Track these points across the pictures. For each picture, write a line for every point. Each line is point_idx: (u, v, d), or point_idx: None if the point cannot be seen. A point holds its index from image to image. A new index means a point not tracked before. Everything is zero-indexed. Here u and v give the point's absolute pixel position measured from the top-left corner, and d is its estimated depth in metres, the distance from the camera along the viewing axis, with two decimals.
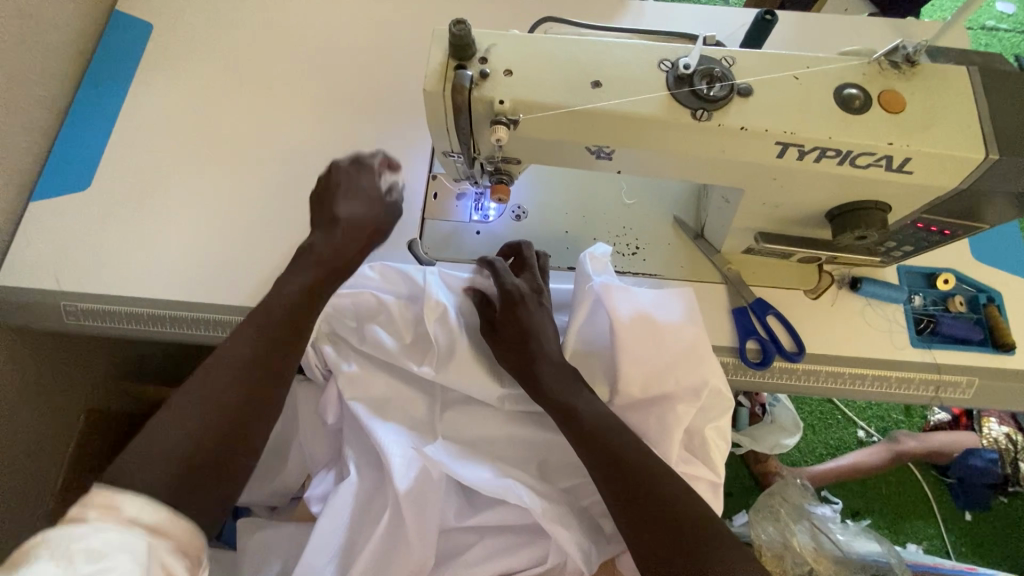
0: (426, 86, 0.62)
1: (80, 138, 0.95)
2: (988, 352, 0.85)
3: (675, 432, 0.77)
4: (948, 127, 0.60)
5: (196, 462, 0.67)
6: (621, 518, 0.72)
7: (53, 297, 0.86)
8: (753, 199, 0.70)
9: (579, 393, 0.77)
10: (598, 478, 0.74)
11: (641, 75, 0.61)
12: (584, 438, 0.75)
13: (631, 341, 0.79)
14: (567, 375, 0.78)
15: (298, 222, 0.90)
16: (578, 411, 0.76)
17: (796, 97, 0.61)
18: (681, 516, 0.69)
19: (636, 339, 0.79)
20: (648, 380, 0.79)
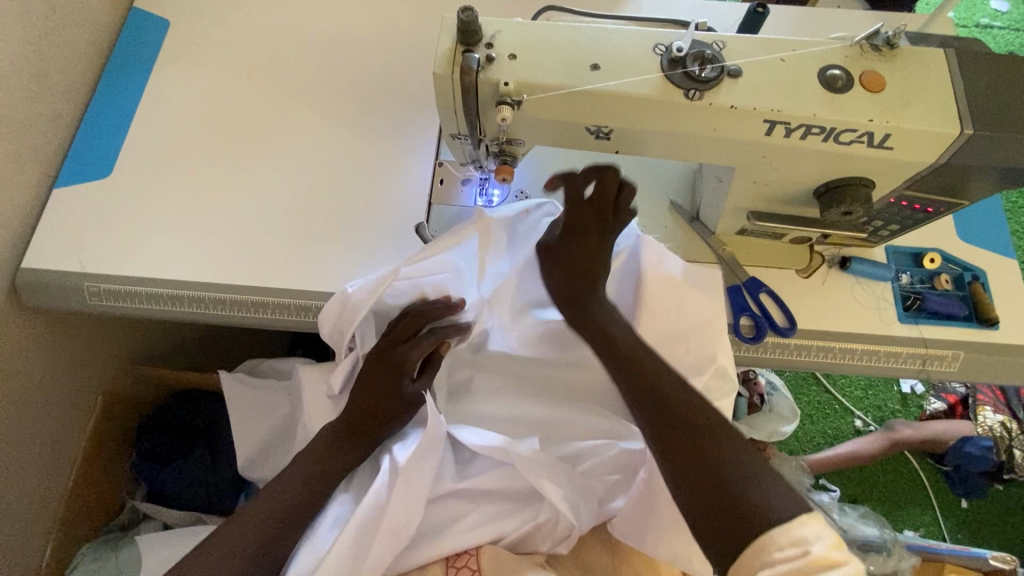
0: (436, 70, 0.66)
1: (100, 127, 0.99)
2: (973, 327, 0.89)
3: None
4: (926, 105, 0.64)
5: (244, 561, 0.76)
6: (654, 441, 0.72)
7: (76, 278, 0.90)
8: (744, 177, 0.74)
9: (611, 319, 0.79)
10: (634, 404, 0.74)
11: (637, 58, 0.65)
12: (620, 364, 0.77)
13: (655, 299, 0.82)
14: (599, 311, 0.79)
15: (311, 207, 0.94)
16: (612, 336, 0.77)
17: (783, 78, 0.65)
18: (709, 439, 0.69)
19: (660, 297, 0.82)
20: (662, 343, 0.83)
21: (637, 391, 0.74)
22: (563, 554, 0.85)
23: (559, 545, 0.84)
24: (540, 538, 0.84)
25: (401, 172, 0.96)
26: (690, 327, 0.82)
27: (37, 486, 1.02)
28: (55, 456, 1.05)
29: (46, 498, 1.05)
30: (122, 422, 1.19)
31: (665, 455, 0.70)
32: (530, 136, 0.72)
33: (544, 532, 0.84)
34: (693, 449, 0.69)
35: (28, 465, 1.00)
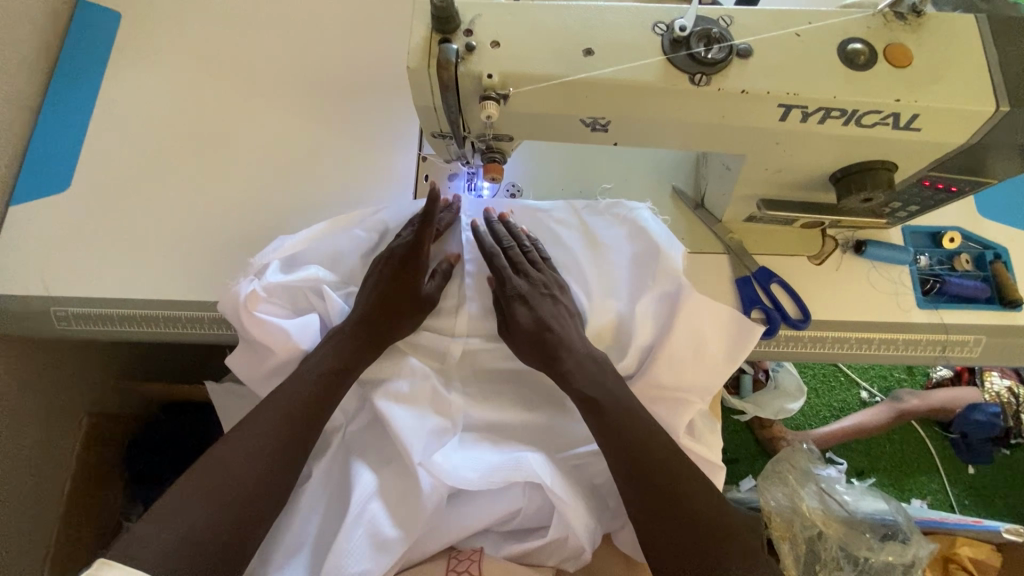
0: (410, 64, 0.59)
1: (54, 136, 0.91)
2: (995, 309, 0.84)
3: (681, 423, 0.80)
4: (957, 80, 0.58)
5: (212, 539, 0.64)
6: (639, 520, 0.70)
7: (42, 303, 0.83)
8: (755, 164, 0.68)
9: (601, 378, 0.76)
10: (614, 466, 0.72)
11: (635, 40, 0.58)
12: (606, 425, 0.73)
13: (681, 332, 0.79)
14: (591, 365, 0.77)
15: (288, 212, 0.87)
16: (595, 399, 0.75)
17: (799, 56, 0.58)
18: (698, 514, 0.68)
19: (686, 337, 0.79)
20: (678, 376, 0.80)
21: (614, 438, 0.72)
22: (571, 570, 0.80)
23: (567, 562, 0.79)
24: (547, 552, 0.79)
25: (383, 169, 0.89)
26: (705, 351, 0.80)
27: (27, 516, 0.98)
28: (43, 484, 1.01)
29: (36, 528, 1.01)
30: (113, 441, 1.15)
31: (650, 510, 0.69)
32: (519, 131, 0.66)
33: (551, 546, 0.78)
34: (681, 537, 0.67)
35: (15, 496, 0.95)
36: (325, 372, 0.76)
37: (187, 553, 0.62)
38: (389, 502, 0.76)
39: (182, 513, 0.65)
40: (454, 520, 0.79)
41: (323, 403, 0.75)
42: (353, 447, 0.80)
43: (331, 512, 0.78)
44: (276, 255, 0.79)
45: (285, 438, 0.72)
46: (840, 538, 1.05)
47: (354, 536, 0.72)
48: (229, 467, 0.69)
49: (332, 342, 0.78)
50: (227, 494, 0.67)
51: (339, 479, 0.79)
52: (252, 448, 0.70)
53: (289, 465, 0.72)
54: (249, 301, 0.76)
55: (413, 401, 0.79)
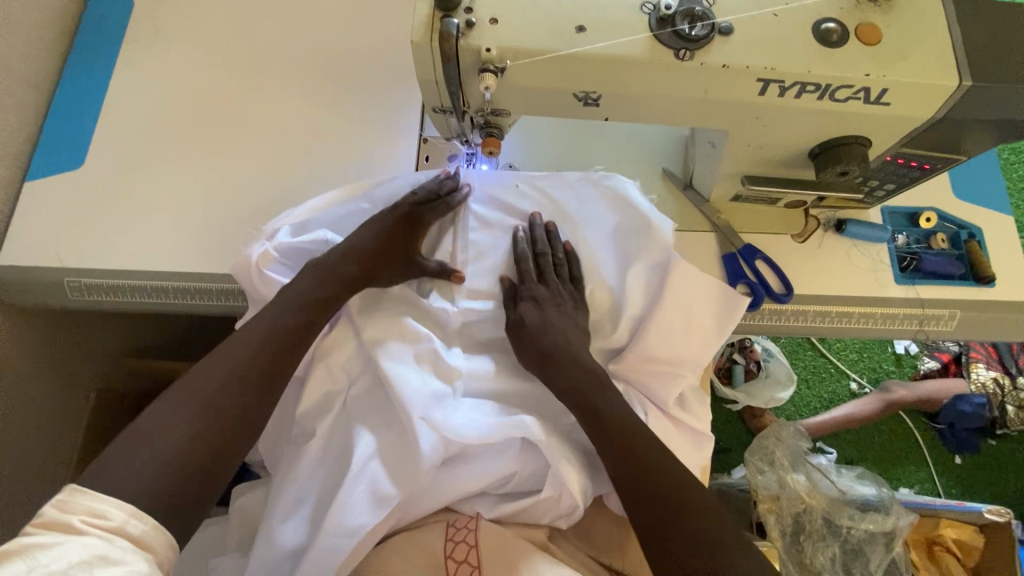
0: (413, 39, 0.63)
1: (68, 116, 0.95)
2: (969, 285, 0.88)
3: (672, 386, 0.84)
4: (923, 57, 0.62)
5: (186, 464, 0.67)
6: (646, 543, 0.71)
7: (57, 275, 0.87)
8: (738, 140, 0.72)
9: (603, 390, 0.79)
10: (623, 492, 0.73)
11: (624, 19, 0.62)
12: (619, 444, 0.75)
13: (670, 306, 0.83)
14: (593, 378, 0.80)
15: (294, 190, 0.91)
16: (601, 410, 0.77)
17: (777, 33, 0.62)
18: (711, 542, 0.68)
19: (674, 311, 0.84)
20: (667, 350, 0.84)
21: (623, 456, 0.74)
22: (563, 529, 0.83)
23: (559, 520, 0.82)
24: (541, 511, 0.82)
25: (389, 150, 0.94)
26: (696, 323, 0.84)
27: (39, 485, 1.02)
28: (53, 455, 1.04)
29: (43, 499, 1.04)
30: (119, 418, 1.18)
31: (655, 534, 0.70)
32: (515, 106, 0.70)
33: (545, 505, 0.81)
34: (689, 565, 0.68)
35: (25, 466, 0.98)
36: (297, 307, 0.80)
37: (165, 474, 0.65)
38: (390, 458, 0.79)
39: (158, 437, 0.67)
40: (453, 483, 0.82)
41: (299, 331, 0.79)
42: (354, 411, 0.83)
43: (335, 472, 0.81)
44: (287, 221, 0.86)
45: (255, 364, 0.75)
46: (825, 507, 1.09)
47: (354, 491, 0.76)
48: (200, 393, 0.72)
49: (316, 276, 0.83)
50: (202, 416, 0.70)
51: (341, 442, 0.82)
52: (222, 376, 0.73)
53: (262, 385, 0.75)
54: (260, 261, 0.82)
55: (415, 362, 0.83)
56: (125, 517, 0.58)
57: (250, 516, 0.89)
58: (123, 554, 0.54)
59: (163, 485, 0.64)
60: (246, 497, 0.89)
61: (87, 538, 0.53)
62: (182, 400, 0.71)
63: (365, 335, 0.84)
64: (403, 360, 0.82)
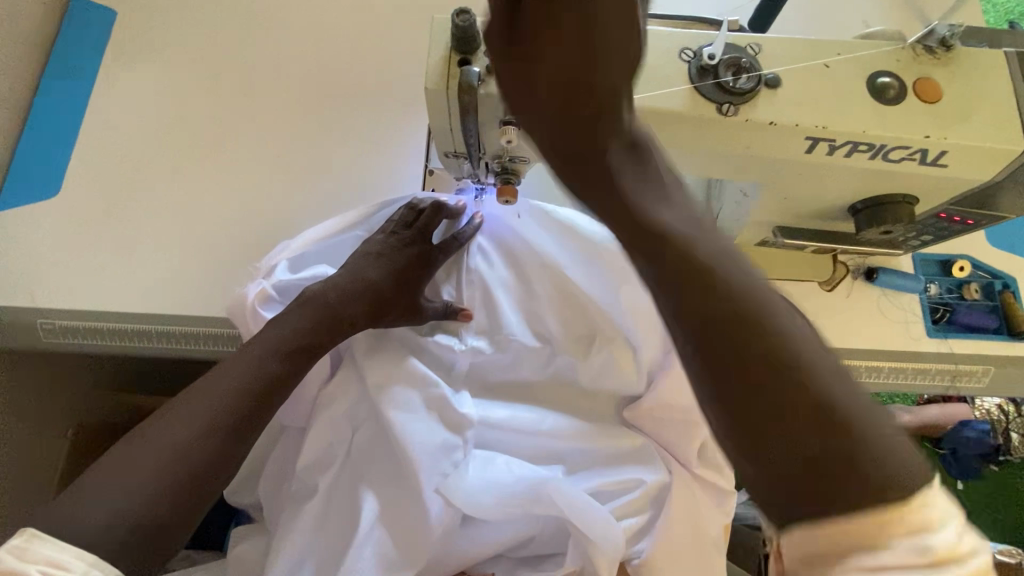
0: (427, 84, 0.57)
1: (43, 139, 0.87)
2: (1004, 340, 0.84)
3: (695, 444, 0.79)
4: (985, 118, 0.57)
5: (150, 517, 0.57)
6: None
7: (27, 316, 0.79)
8: (775, 193, 0.67)
9: None
10: None
11: (661, 68, 0.57)
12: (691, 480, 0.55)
13: None
14: None
15: (289, 225, 0.84)
16: None
17: (828, 88, 0.57)
18: None
19: None
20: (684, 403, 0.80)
21: None
22: None
23: None
24: None
25: (392, 179, 0.87)
26: None
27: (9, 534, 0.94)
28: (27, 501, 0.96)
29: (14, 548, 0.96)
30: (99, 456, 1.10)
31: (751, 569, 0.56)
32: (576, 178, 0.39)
33: None
34: None
35: None
36: (284, 340, 0.71)
37: (127, 526, 0.56)
38: (402, 520, 0.75)
39: (119, 481, 0.58)
40: (465, 548, 0.77)
41: (283, 378, 0.70)
42: (360, 464, 0.78)
43: (339, 535, 0.75)
44: (285, 256, 0.78)
45: (235, 409, 0.66)
46: None
47: (362, 556, 0.72)
48: (164, 438, 0.62)
49: (301, 312, 0.74)
50: (165, 463, 0.60)
51: (346, 501, 0.77)
52: (198, 413, 0.64)
53: (243, 433, 0.66)
54: (257, 300, 0.75)
55: (423, 411, 0.77)
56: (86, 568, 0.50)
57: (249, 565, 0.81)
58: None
59: (125, 540, 0.55)
60: (246, 544, 0.82)
61: None
62: (152, 439, 0.62)
63: (368, 381, 0.78)
64: (410, 407, 0.76)
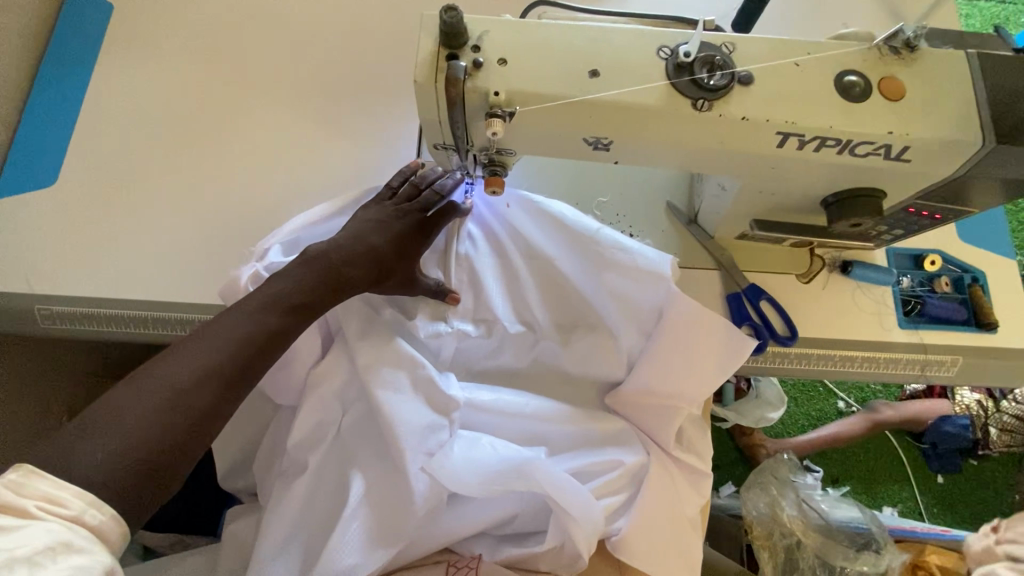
0: (416, 78, 0.59)
1: (41, 129, 0.89)
2: (972, 331, 0.87)
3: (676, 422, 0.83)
4: (946, 115, 0.60)
5: (153, 459, 0.58)
6: None
7: (26, 301, 0.81)
8: (750, 186, 0.70)
9: None
10: None
11: (640, 65, 0.59)
12: None
13: (668, 346, 0.82)
14: None
15: (283, 215, 0.86)
16: None
17: (799, 85, 0.60)
18: None
19: (671, 349, 0.82)
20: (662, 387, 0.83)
21: None
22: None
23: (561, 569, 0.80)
24: (541, 558, 0.79)
25: (384, 169, 0.89)
26: (700, 366, 0.82)
27: None
28: None
29: None
30: None
31: None
32: None
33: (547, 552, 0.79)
34: None
35: None
36: (279, 299, 0.71)
37: (122, 463, 0.56)
38: (392, 497, 0.77)
39: (116, 421, 0.58)
40: (455, 527, 0.79)
41: (280, 333, 0.69)
42: (349, 443, 0.80)
43: (330, 511, 0.78)
44: (279, 239, 0.80)
45: (236, 361, 0.65)
46: (817, 547, 1.08)
47: (349, 530, 0.74)
48: (163, 383, 0.61)
49: (299, 271, 0.74)
50: (163, 408, 0.60)
51: (336, 480, 0.79)
52: (196, 361, 0.63)
53: (237, 382, 0.65)
54: (250, 281, 0.77)
55: (411, 392, 0.79)
56: (83, 506, 0.50)
57: (244, 542, 0.82)
58: (89, 540, 0.48)
59: (119, 477, 0.55)
60: (239, 523, 0.84)
61: (45, 527, 0.46)
62: (150, 382, 0.61)
63: (358, 362, 0.79)
64: (398, 388, 0.79)
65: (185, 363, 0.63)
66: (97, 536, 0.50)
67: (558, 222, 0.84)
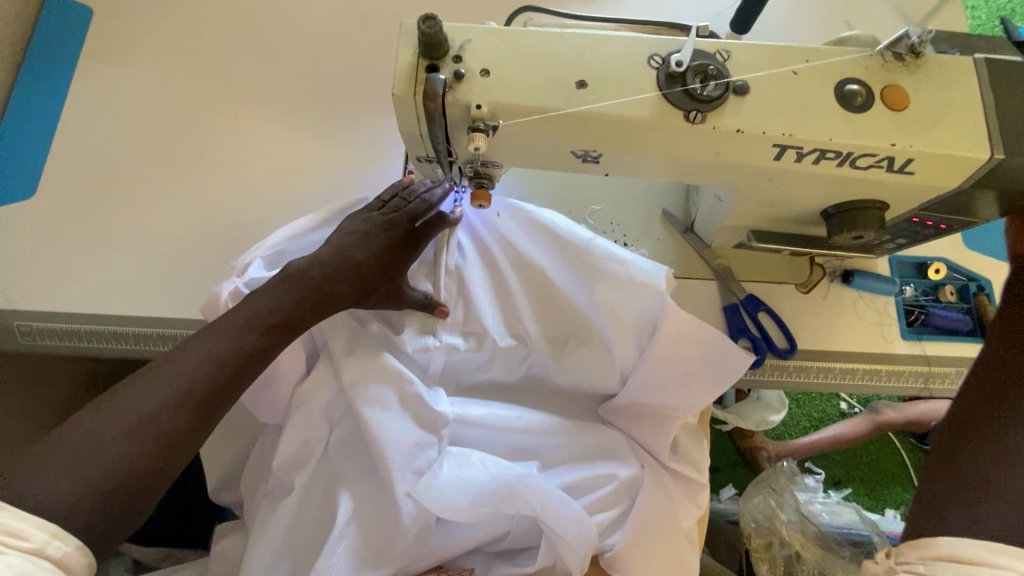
0: (395, 90, 0.57)
1: (19, 139, 0.87)
2: (977, 341, 0.85)
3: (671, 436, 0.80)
4: (952, 125, 0.57)
5: (119, 488, 0.56)
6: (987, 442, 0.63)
7: (4, 318, 0.79)
8: (747, 198, 0.67)
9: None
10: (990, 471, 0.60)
11: (629, 74, 0.56)
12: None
13: (662, 360, 0.80)
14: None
15: (266, 226, 0.84)
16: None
17: (797, 95, 0.57)
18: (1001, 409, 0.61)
19: (666, 362, 0.80)
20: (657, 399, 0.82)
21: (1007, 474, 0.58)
22: None
23: None
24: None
25: (371, 178, 0.87)
26: (696, 377, 0.80)
27: None
28: None
29: None
30: None
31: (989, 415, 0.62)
32: None
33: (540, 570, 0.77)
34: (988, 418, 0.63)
35: None
36: (257, 318, 0.69)
37: (84, 496, 0.54)
38: (380, 515, 0.75)
39: (83, 447, 0.56)
40: (446, 544, 0.78)
41: (258, 353, 0.67)
42: (337, 461, 0.78)
43: (317, 529, 0.76)
44: (260, 253, 0.78)
45: (210, 383, 0.64)
46: (818, 561, 1.06)
47: (337, 550, 0.72)
48: (132, 408, 0.59)
49: (279, 288, 0.72)
50: (131, 433, 0.58)
51: (324, 497, 0.77)
52: (168, 384, 0.62)
53: (211, 405, 0.64)
54: (230, 297, 0.74)
55: (398, 408, 0.77)
56: (47, 538, 0.49)
57: (231, 560, 0.81)
58: (54, 573, 0.48)
59: (84, 508, 0.54)
60: (226, 541, 0.82)
61: (5, 563, 0.45)
62: (120, 405, 0.59)
63: (344, 377, 0.77)
64: (384, 404, 0.77)
65: (157, 386, 0.61)
66: (62, 568, 0.50)
67: (550, 233, 0.82)
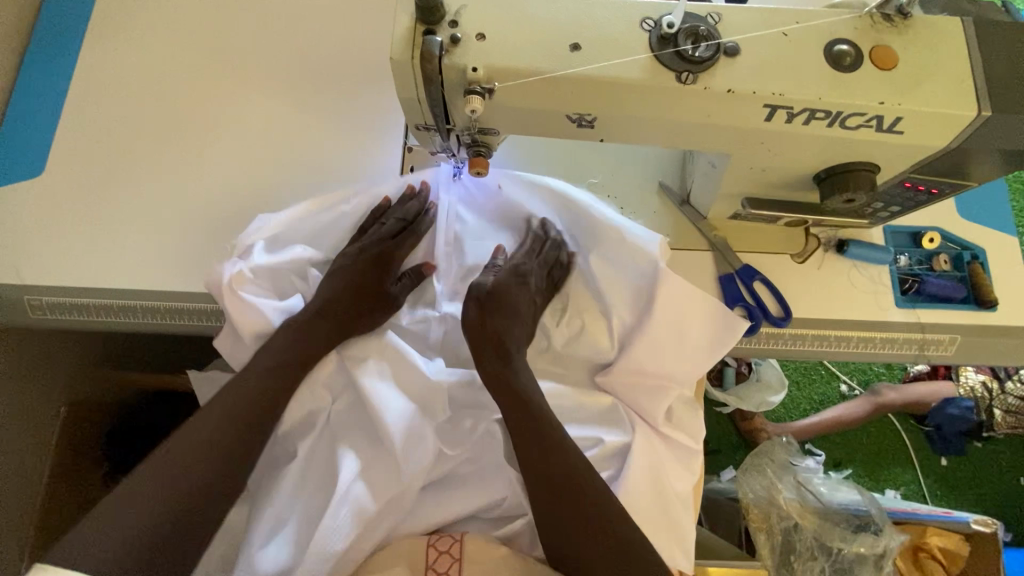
0: (392, 55, 0.58)
1: (29, 117, 0.89)
2: (970, 309, 0.85)
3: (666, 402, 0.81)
4: (940, 84, 0.58)
5: (155, 542, 0.68)
6: None
7: (16, 292, 0.81)
8: (740, 163, 0.68)
9: None
10: None
11: (623, 36, 0.58)
12: None
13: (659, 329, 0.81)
14: None
15: (269, 201, 0.86)
16: None
17: (787, 55, 0.58)
18: None
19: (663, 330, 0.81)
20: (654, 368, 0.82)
21: None
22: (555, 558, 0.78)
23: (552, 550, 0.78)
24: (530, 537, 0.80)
25: (371, 153, 0.88)
26: (693, 345, 0.81)
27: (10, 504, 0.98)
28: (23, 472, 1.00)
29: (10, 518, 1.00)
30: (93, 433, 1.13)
31: None
32: None
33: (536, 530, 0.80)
34: None
35: None
36: (267, 371, 0.78)
37: (128, 550, 0.66)
38: (381, 479, 0.77)
39: (125, 514, 0.68)
40: (445, 509, 0.79)
41: (270, 407, 0.77)
42: (338, 428, 0.80)
43: (319, 493, 0.78)
44: (260, 236, 0.79)
45: (230, 442, 0.75)
46: (816, 529, 1.07)
47: (339, 513, 0.73)
48: (166, 473, 0.71)
49: (286, 333, 0.80)
50: (164, 494, 0.70)
51: (326, 462, 0.79)
52: (196, 448, 0.73)
53: (231, 458, 0.74)
54: (231, 282, 0.77)
55: (396, 379, 0.80)
56: None
57: (237, 527, 0.82)
58: None
59: (130, 562, 0.66)
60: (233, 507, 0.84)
61: None
62: (159, 471, 0.71)
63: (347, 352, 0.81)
64: (385, 375, 0.79)
65: (186, 453, 0.73)
66: None
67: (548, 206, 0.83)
